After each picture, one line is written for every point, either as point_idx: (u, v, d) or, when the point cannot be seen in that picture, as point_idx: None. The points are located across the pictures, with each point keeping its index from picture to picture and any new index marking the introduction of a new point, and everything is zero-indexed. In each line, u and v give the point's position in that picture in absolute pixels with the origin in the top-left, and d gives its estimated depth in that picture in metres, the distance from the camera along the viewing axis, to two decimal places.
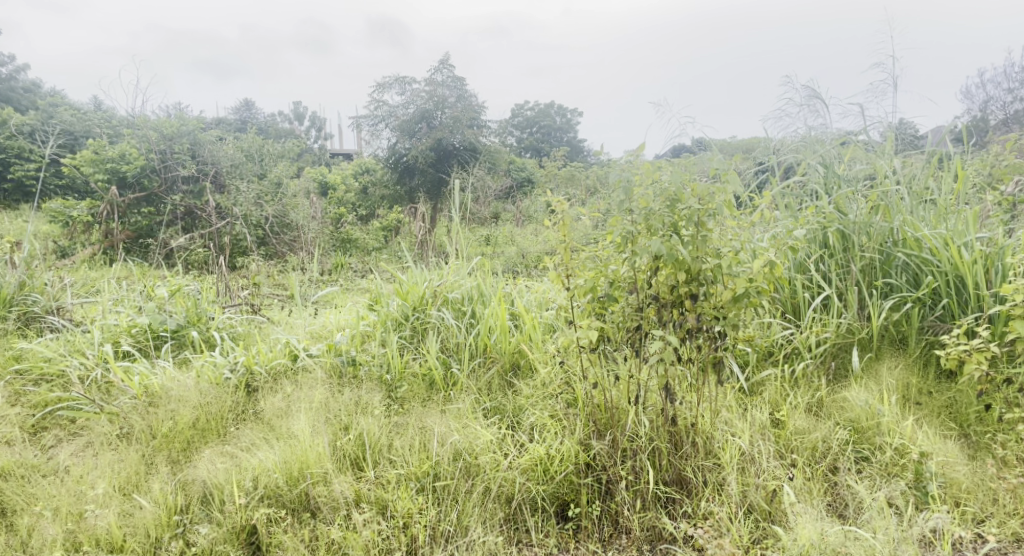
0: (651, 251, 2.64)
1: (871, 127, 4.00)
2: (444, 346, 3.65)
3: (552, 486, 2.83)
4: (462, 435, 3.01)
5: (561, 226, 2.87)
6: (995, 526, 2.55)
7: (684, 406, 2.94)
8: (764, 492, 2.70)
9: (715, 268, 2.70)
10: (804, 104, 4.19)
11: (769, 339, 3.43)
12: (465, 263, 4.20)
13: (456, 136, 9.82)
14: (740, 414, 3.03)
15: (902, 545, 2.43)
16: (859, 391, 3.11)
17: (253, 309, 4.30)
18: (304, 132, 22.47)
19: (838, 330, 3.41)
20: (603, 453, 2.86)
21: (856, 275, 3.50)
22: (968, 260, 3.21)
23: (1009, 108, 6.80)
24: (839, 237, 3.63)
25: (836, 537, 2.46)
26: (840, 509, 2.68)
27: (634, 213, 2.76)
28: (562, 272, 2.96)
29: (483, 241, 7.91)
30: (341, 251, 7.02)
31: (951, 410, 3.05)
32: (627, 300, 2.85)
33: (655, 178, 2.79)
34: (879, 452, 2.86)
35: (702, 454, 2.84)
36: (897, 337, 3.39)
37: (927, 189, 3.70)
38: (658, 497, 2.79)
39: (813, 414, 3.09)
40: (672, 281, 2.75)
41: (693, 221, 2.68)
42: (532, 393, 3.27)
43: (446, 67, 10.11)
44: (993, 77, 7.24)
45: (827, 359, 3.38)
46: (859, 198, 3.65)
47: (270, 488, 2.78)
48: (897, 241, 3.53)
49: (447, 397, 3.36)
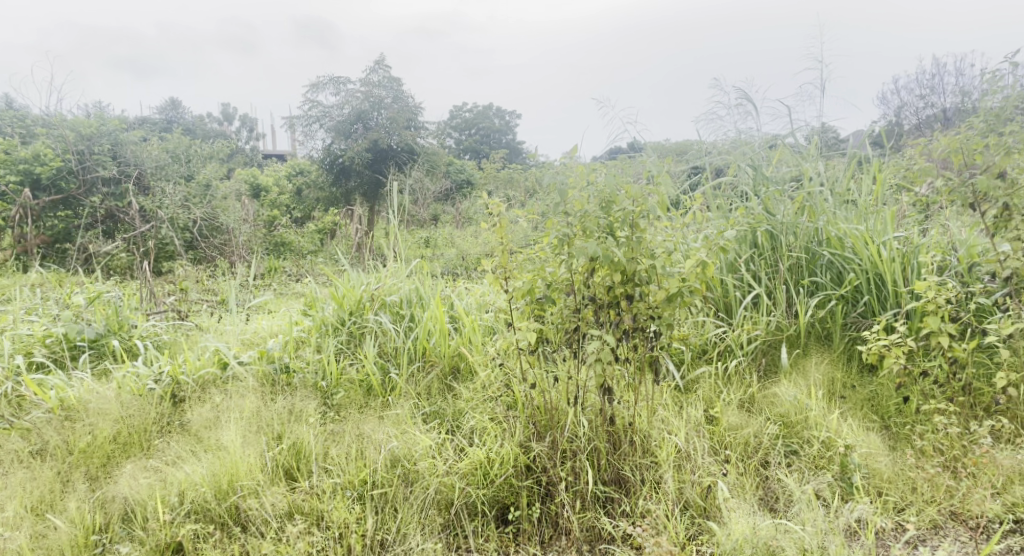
0: (587, 252, 2.67)
1: (797, 130, 4.18)
2: (383, 351, 3.60)
3: (492, 490, 2.81)
4: (401, 441, 2.97)
5: (498, 229, 2.87)
6: (915, 515, 2.59)
7: (622, 406, 2.98)
8: (700, 489, 2.75)
9: (649, 269, 2.77)
10: (733, 105, 4.32)
11: (703, 338, 3.53)
12: (404, 267, 4.18)
13: (392, 137, 9.64)
14: (676, 412, 3.09)
15: (830, 537, 2.46)
16: (788, 387, 3.21)
17: (180, 316, 4.13)
18: (235, 132, 21.77)
19: (768, 328, 3.54)
20: (543, 455, 2.87)
21: (784, 275, 3.64)
22: (886, 259, 3.38)
23: (920, 114, 7.13)
24: (768, 238, 3.78)
25: (767, 530, 2.49)
26: (771, 503, 2.75)
27: (570, 215, 2.77)
28: (500, 274, 2.95)
29: (422, 243, 7.85)
30: (275, 255, 6.85)
31: (873, 402, 3.16)
32: (565, 301, 2.88)
33: (588, 180, 2.81)
34: (807, 445, 2.95)
35: (640, 453, 2.88)
36: (823, 333, 3.52)
37: (848, 191, 3.90)
38: (597, 497, 2.81)
39: (745, 410, 3.19)
40: (609, 282, 2.80)
41: (628, 222, 2.74)
42: (472, 396, 3.26)
43: (382, 67, 9.87)
44: (906, 83, 7.62)
45: (758, 356, 3.49)
46: (786, 198, 3.79)
47: (198, 503, 2.68)
48: (822, 241, 3.69)
49: (386, 402, 3.31)
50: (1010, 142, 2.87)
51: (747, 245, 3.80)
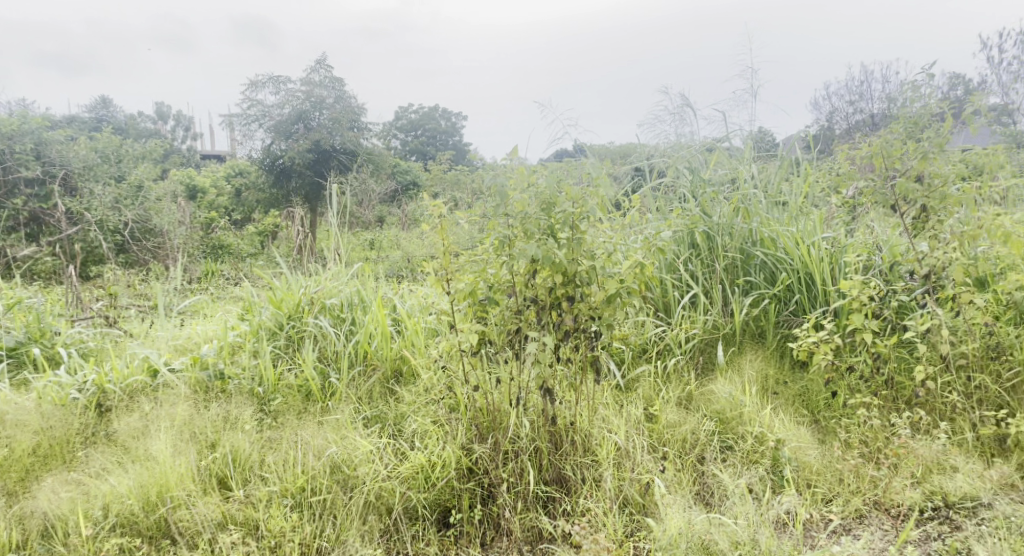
0: (528, 254, 2.69)
1: (732, 135, 4.32)
2: (322, 355, 3.55)
3: (434, 493, 2.80)
4: (341, 447, 2.93)
5: (439, 230, 2.87)
6: (841, 505, 2.68)
7: (563, 406, 3.01)
8: (638, 486, 2.80)
9: (590, 269, 2.82)
10: (674, 111, 4.42)
11: (643, 337, 3.61)
12: (345, 269, 4.11)
13: (334, 138, 9.49)
14: (616, 411, 3.13)
15: (760, 529, 2.51)
16: (724, 384, 3.29)
17: (108, 322, 3.98)
18: (172, 131, 21.08)
19: (705, 327, 3.64)
20: (485, 457, 2.87)
21: (720, 274, 3.74)
22: (816, 259, 3.51)
23: (850, 119, 7.39)
24: (705, 239, 3.86)
25: (701, 524, 2.53)
26: (707, 497, 2.81)
27: (511, 216, 2.78)
28: (442, 277, 2.95)
29: (367, 246, 7.75)
30: (212, 258, 6.66)
31: (804, 397, 3.27)
32: (506, 303, 2.89)
33: (530, 182, 2.82)
34: (741, 440, 3.03)
35: (580, 452, 2.92)
36: (757, 331, 3.64)
37: (780, 193, 4.03)
38: (538, 497, 2.83)
39: (683, 408, 3.26)
40: (550, 283, 2.83)
41: (568, 224, 2.77)
42: (414, 400, 3.24)
43: (323, 66, 9.67)
44: (837, 89, 7.91)
45: (695, 355, 3.59)
46: (722, 201, 3.91)
47: (124, 516, 2.60)
48: (756, 242, 3.81)
49: (325, 408, 3.26)
50: (925, 147, 3.03)
51: (685, 245, 3.89)
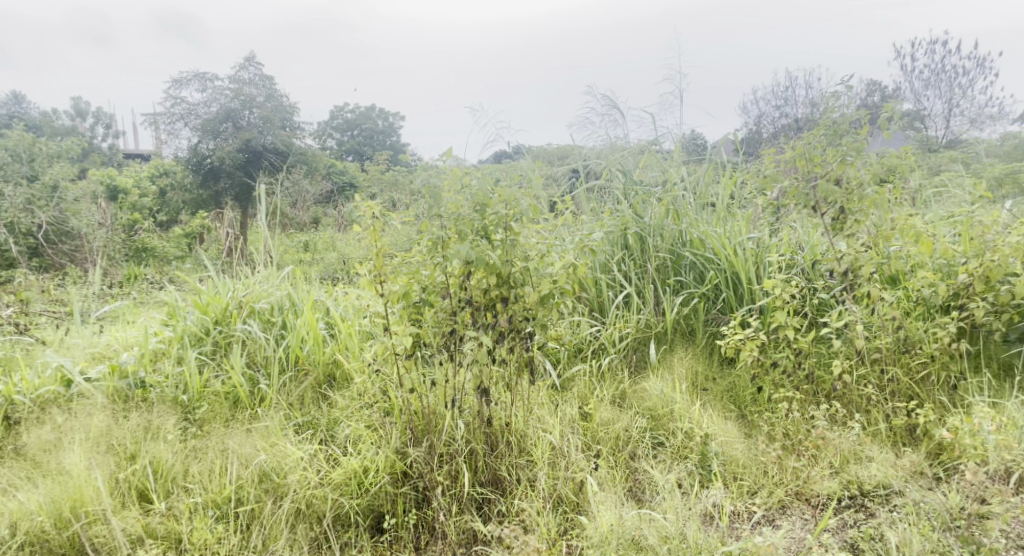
0: (462, 256, 2.68)
1: (662, 138, 4.43)
2: (251, 361, 3.45)
3: (367, 499, 2.76)
4: (270, 454, 2.85)
5: (371, 232, 2.83)
6: (766, 496, 2.76)
7: (499, 407, 3.02)
8: (572, 485, 2.82)
9: (524, 271, 2.81)
10: (603, 113, 4.51)
11: (578, 337, 3.65)
12: (276, 272, 4.01)
13: (265, 137, 9.23)
14: (551, 410, 3.16)
15: (688, 523, 2.53)
16: (655, 381, 3.39)
17: (19, 330, 3.78)
18: (92, 128, 20.14)
19: (638, 326, 3.71)
20: (419, 461, 2.85)
21: (651, 274, 3.84)
22: (742, 259, 3.65)
23: (777, 122, 7.66)
24: (637, 240, 3.96)
25: (632, 521, 2.55)
26: (639, 494, 2.85)
27: (444, 218, 2.77)
28: (375, 279, 2.88)
29: (301, 248, 7.58)
30: (135, 262, 6.39)
31: (731, 392, 3.38)
32: (441, 304, 2.87)
33: (463, 184, 2.79)
34: (672, 437, 3.10)
35: (516, 453, 2.92)
36: (687, 329, 3.74)
37: (709, 194, 4.16)
38: (474, 499, 2.83)
39: (616, 406, 3.32)
40: (485, 284, 2.82)
41: (502, 226, 2.77)
42: (348, 404, 3.18)
43: (253, 64, 9.47)
44: (765, 94, 8.19)
45: (629, 353, 3.65)
46: (653, 202, 4.02)
47: (33, 534, 2.49)
48: (685, 243, 3.92)
49: (255, 414, 3.17)
50: (842, 153, 3.16)
51: (618, 246, 3.97)
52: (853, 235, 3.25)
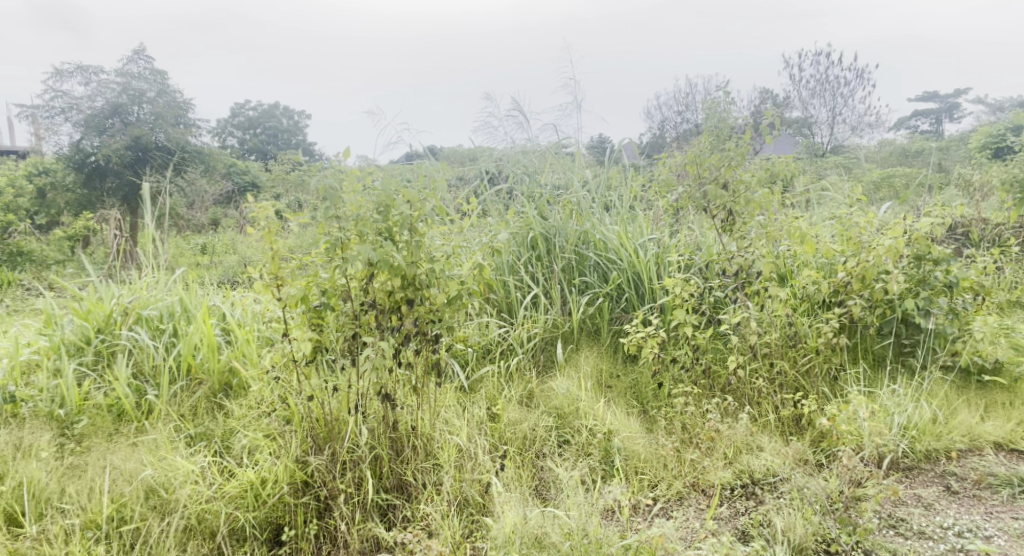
0: (364, 257, 2.61)
1: (566, 141, 4.51)
2: (138, 372, 3.25)
3: (264, 512, 2.64)
4: (158, 469, 2.71)
5: (266, 234, 2.70)
6: (664, 489, 2.85)
7: (405, 410, 2.95)
8: (478, 487, 2.81)
9: (429, 272, 2.76)
10: (506, 117, 4.56)
11: (486, 338, 3.63)
12: (166, 277, 3.79)
13: (157, 134, 8.76)
14: (459, 412, 3.13)
15: (591, 517, 2.57)
16: (562, 380, 3.42)
17: None
18: None
19: (546, 325, 3.73)
20: (321, 469, 2.75)
21: (557, 275, 3.89)
22: (644, 259, 3.76)
23: (678, 127, 7.91)
24: (543, 241, 4.00)
25: (535, 520, 2.55)
26: (544, 492, 2.87)
27: (343, 219, 2.67)
28: (272, 282, 2.78)
29: (198, 251, 7.22)
30: (8, 267, 5.91)
31: (634, 389, 3.47)
32: (342, 308, 2.78)
33: (364, 184, 2.71)
34: (577, 434, 3.14)
35: (421, 457, 2.88)
36: (593, 328, 3.81)
37: (611, 197, 4.28)
38: (378, 506, 2.76)
39: (524, 406, 3.33)
40: (389, 286, 2.77)
41: (407, 227, 2.71)
42: (245, 414, 3.04)
43: (142, 57, 9.00)
44: (667, 100, 8.47)
45: (537, 352, 3.68)
46: (557, 205, 4.09)
47: None
48: (589, 244, 4.00)
49: (141, 428, 3.00)
50: (728, 158, 3.30)
51: (525, 247, 4.00)
52: (742, 236, 3.40)
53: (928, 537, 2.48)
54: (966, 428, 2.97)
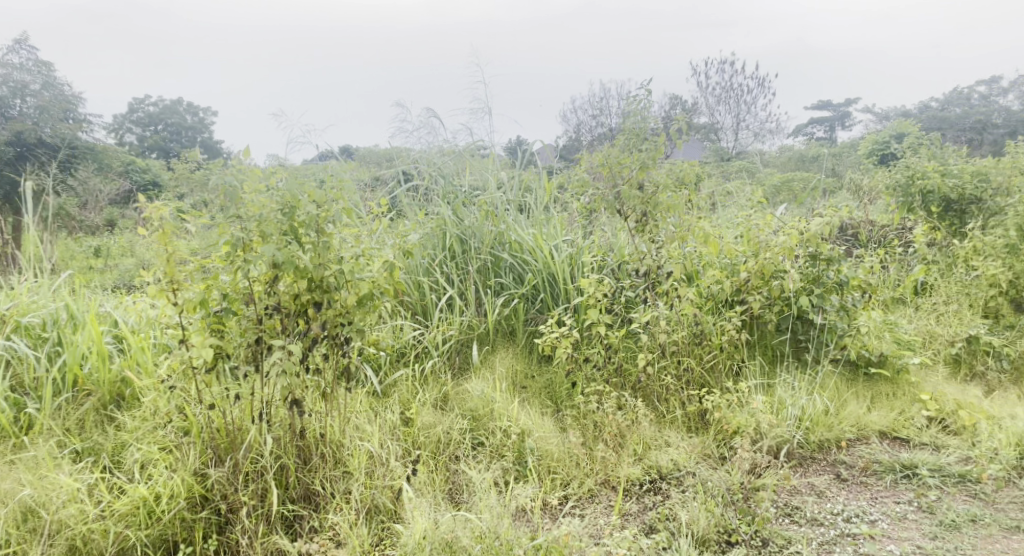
0: (265, 258, 2.50)
1: (481, 142, 4.50)
2: (17, 384, 3.02)
3: (158, 529, 2.51)
4: (39, 488, 2.54)
5: (160, 235, 2.55)
6: (577, 487, 2.87)
7: (313, 418, 2.86)
8: (389, 493, 2.74)
9: (338, 274, 2.67)
10: (421, 123, 4.51)
11: (400, 341, 3.57)
12: (51, 282, 3.54)
13: (44, 129, 8.18)
14: (370, 418, 3.06)
15: (502, 519, 2.56)
16: (477, 382, 3.40)
17: None
18: None
19: (461, 327, 3.71)
20: (221, 481, 2.62)
21: (473, 276, 3.87)
22: (558, 260, 3.80)
23: (593, 131, 8.03)
24: (458, 242, 3.99)
25: (447, 524, 2.52)
26: (457, 496, 2.84)
27: (244, 219, 2.54)
28: (167, 287, 2.62)
29: (92, 253, 6.79)
30: None
31: (549, 389, 3.49)
32: (245, 312, 2.66)
33: (267, 185, 2.59)
34: (491, 436, 3.13)
35: (330, 465, 2.79)
36: (508, 329, 3.80)
37: (525, 199, 4.31)
38: (283, 517, 2.66)
39: (439, 409, 3.29)
40: (295, 289, 2.65)
41: (314, 227, 2.59)
42: (138, 426, 2.87)
43: (25, 46, 8.46)
44: (582, 104, 8.59)
45: (452, 355, 3.65)
46: (473, 207, 4.07)
47: None
48: (505, 245, 4.00)
49: (20, 444, 2.80)
50: (643, 158, 3.37)
51: (439, 248, 3.96)
52: (653, 238, 3.49)
53: (820, 523, 2.60)
54: (855, 419, 3.14)
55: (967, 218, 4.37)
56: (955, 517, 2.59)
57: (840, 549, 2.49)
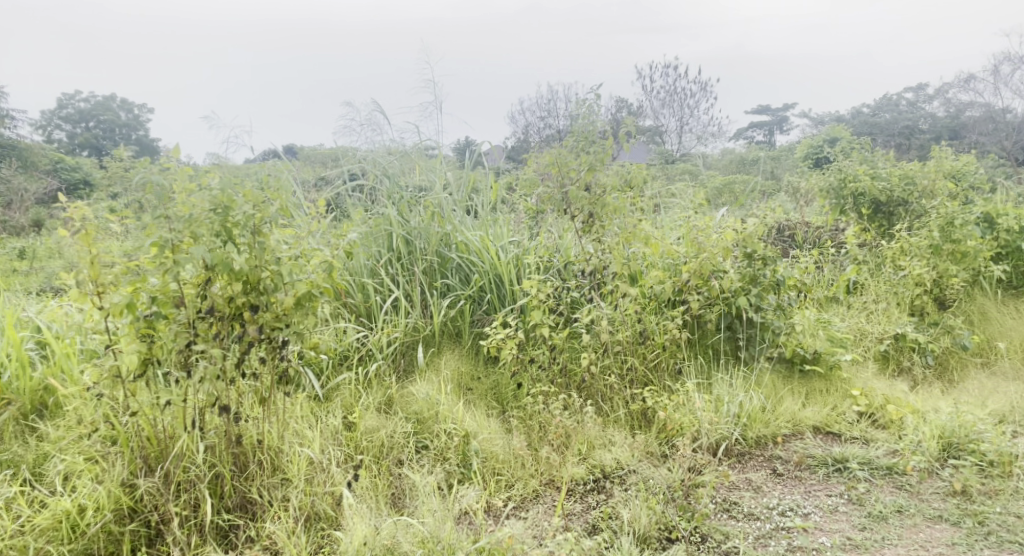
0: (196, 258, 2.41)
1: (428, 142, 4.46)
2: None
3: (82, 543, 2.41)
4: None
5: (82, 237, 2.44)
6: (521, 488, 2.87)
7: (250, 424, 2.78)
8: (329, 500, 2.68)
9: (276, 276, 2.58)
10: (366, 120, 4.44)
11: (343, 344, 3.50)
12: None
13: None
14: (310, 423, 3.00)
15: (444, 522, 2.55)
16: (422, 384, 3.36)
17: None
18: None
19: (406, 329, 3.66)
20: (151, 492, 2.53)
21: (418, 277, 3.83)
22: (504, 261, 3.79)
23: (541, 132, 8.05)
24: (404, 243, 3.94)
25: (388, 530, 2.47)
26: (400, 500, 2.79)
27: (172, 219, 2.44)
28: (92, 291, 2.51)
29: (16, 255, 6.46)
30: None
31: (495, 391, 3.47)
32: (177, 317, 2.54)
33: (199, 184, 2.50)
34: (436, 439, 3.09)
35: (268, 472, 2.72)
36: (454, 331, 3.78)
37: (471, 199, 4.29)
38: (218, 527, 2.59)
39: (383, 413, 3.24)
40: (229, 292, 2.55)
41: (249, 228, 2.52)
42: (62, 436, 2.75)
43: None
44: (530, 105, 8.60)
45: (397, 358, 3.60)
46: (418, 207, 4.03)
47: None
48: (451, 246, 3.97)
49: None
50: (592, 160, 3.39)
51: (384, 249, 3.91)
52: (599, 238, 3.53)
53: (756, 517, 2.66)
54: (790, 415, 3.23)
55: (895, 220, 4.54)
56: (882, 508, 2.68)
57: (775, 542, 2.54)
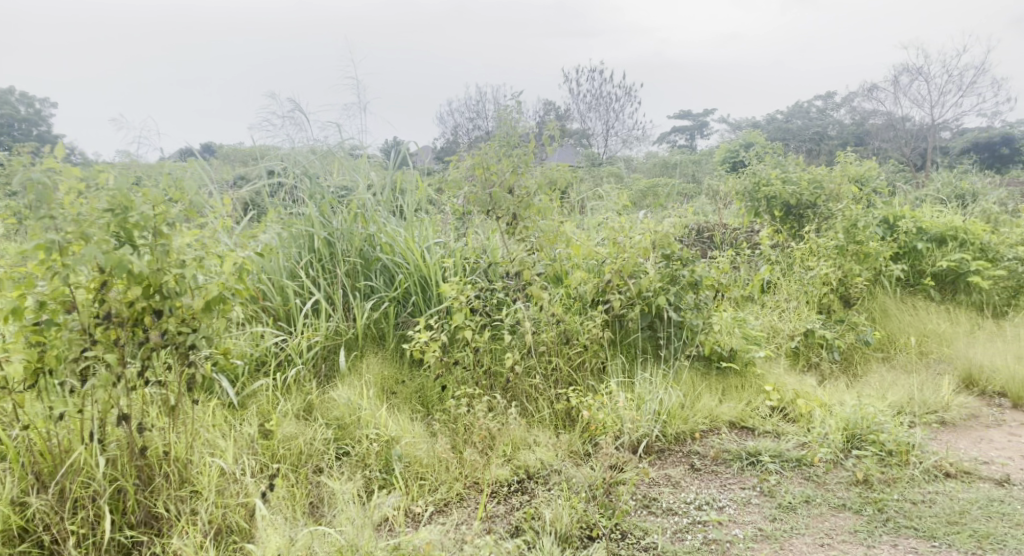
0: (88, 260, 2.25)
1: (350, 141, 4.36)
2: None
3: None
4: None
5: None
6: (444, 492, 2.83)
7: (156, 434, 2.64)
8: (242, 512, 2.58)
9: (179, 278, 2.44)
10: (285, 117, 4.31)
11: (261, 349, 3.37)
12: None
13: None
14: (223, 432, 2.88)
15: (363, 530, 2.48)
16: (343, 389, 3.28)
17: None
18: None
19: (327, 333, 3.57)
20: (43, 511, 2.39)
21: (340, 279, 3.73)
22: (430, 263, 3.74)
23: (469, 134, 8.03)
24: (326, 244, 3.83)
25: (303, 540, 2.40)
26: (318, 510, 2.71)
27: (59, 218, 2.27)
28: None
29: None
30: None
31: (420, 393, 3.41)
32: (70, 323, 2.39)
33: (93, 184, 2.34)
34: (358, 445, 3.02)
35: (176, 484, 2.58)
36: (378, 334, 3.70)
37: (395, 199, 4.22)
38: (121, 545, 2.45)
39: (302, 419, 3.14)
40: (128, 295, 2.40)
41: (150, 228, 2.37)
42: None
43: None
44: (458, 106, 8.57)
45: (317, 362, 3.50)
46: (340, 207, 3.93)
47: None
48: (375, 248, 3.89)
49: None
50: (515, 163, 3.39)
51: (304, 250, 3.79)
52: (523, 240, 3.53)
53: (674, 512, 2.71)
54: (708, 411, 3.32)
55: (805, 221, 4.74)
56: (791, 499, 2.78)
57: (692, 536, 2.59)
